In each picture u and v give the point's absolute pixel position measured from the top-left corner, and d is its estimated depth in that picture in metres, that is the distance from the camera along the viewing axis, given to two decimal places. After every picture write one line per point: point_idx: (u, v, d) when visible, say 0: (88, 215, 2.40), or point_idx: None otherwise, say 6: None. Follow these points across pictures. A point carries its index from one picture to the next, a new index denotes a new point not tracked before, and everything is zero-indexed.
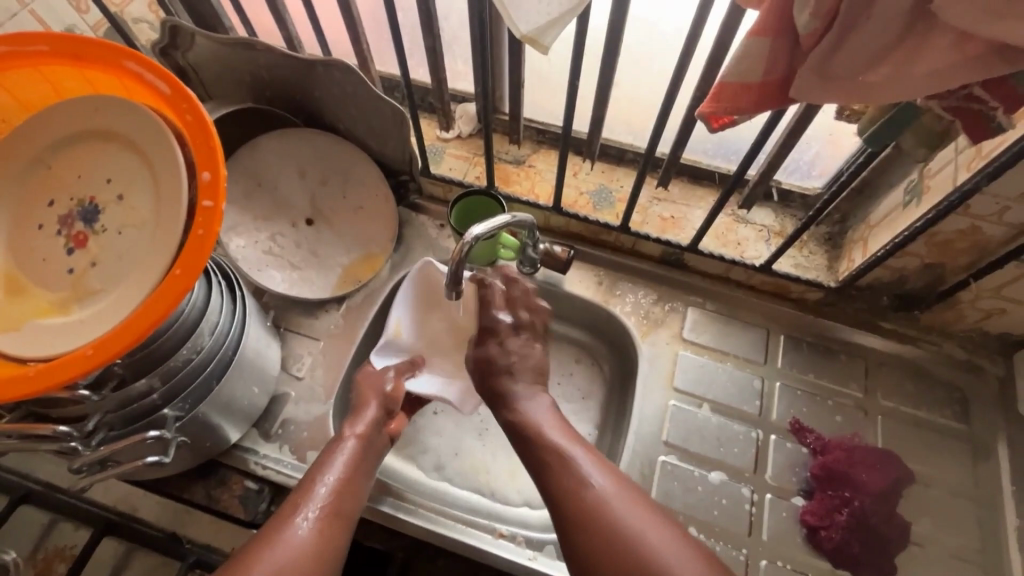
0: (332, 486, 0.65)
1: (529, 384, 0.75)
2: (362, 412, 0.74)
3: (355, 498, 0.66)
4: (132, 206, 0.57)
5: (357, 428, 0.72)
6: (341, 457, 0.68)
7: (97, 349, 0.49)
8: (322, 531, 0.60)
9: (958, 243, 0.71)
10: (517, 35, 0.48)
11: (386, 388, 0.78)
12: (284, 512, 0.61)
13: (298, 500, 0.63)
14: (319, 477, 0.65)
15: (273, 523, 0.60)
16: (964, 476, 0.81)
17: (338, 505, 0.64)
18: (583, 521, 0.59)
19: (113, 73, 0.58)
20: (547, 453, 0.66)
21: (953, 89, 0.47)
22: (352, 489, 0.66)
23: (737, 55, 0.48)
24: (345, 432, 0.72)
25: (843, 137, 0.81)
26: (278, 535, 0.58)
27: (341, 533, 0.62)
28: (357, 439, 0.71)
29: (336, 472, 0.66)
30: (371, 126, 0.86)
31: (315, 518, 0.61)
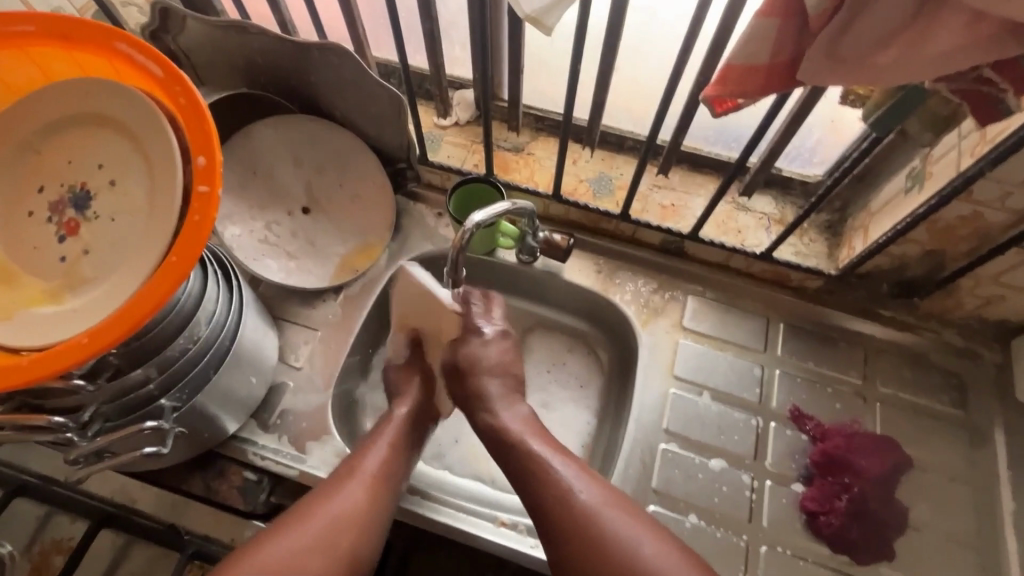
0: (374, 464, 0.69)
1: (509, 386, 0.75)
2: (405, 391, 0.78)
3: (398, 472, 0.71)
4: (126, 192, 0.56)
5: (404, 406, 0.76)
6: (383, 436, 0.72)
7: (93, 338, 0.48)
8: (365, 503, 0.65)
9: (960, 229, 0.71)
10: (521, 15, 0.47)
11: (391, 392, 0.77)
12: (328, 483, 0.66)
13: (341, 474, 0.67)
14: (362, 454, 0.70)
15: (316, 495, 0.65)
16: (962, 462, 0.81)
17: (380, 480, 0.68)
18: (568, 531, 0.61)
19: (102, 55, 0.56)
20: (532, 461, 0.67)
21: (963, 71, 0.46)
22: (395, 463, 0.70)
23: (744, 36, 0.47)
24: (392, 409, 0.76)
25: (845, 124, 0.80)
26: (314, 512, 0.63)
27: (383, 503, 0.67)
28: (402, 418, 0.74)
29: (379, 450, 0.70)
30: (368, 112, 0.85)
31: (358, 491, 0.66)
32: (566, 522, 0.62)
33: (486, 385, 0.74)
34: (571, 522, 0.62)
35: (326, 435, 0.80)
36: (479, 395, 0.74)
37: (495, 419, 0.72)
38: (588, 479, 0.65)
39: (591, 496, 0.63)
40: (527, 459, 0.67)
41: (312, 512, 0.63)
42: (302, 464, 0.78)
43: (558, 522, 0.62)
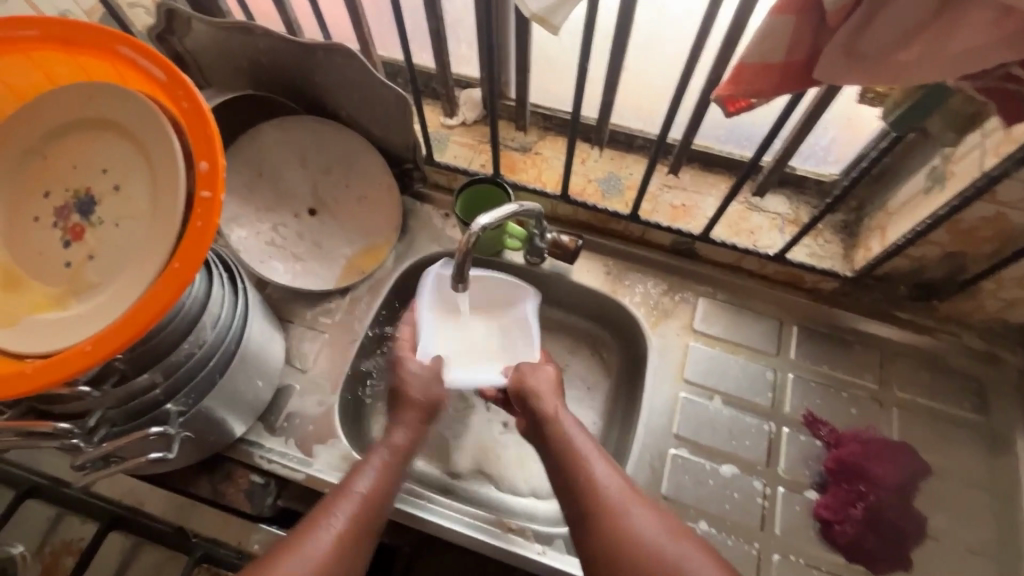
0: (362, 497, 0.64)
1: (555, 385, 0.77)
2: (400, 420, 0.74)
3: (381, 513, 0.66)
4: (129, 197, 0.55)
5: (400, 436, 0.72)
6: (374, 468, 0.68)
7: (96, 345, 0.48)
8: (346, 540, 0.61)
9: (983, 231, 0.69)
10: (527, 15, 0.46)
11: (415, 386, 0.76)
12: (314, 515, 0.62)
13: (330, 504, 0.63)
14: (351, 486, 0.65)
15: (302, 525, 0.61)
16: (982, 469, 0.79)
17: (365, 518, 0.63)
18: (604, 531, 0.61)
19: (106, 59, 0.56)
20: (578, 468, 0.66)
21: (988, 68, 0.44)
22: (380, 501, 0.66)
23: (758, 34, 0.45)
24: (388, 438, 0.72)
25: (862, 121, 0.78)
26: (302, 543, 0.59)
27: (361, 546, 0.62)
28: (392, 452, 0.70)
29: (368, 483, 0.66)
30: (374, 113, 0.84)
31: (342, 526, 0.61)
32: (608, 534, 0.60)
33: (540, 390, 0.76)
34: (613, 534, 0.60)
35: (333, 438, 0.80)
36: (534, 397, 0.75)
37: (544, 419, 0.73)
38: (631, 492, 0.64)
39: (635, 508, 0.62)
40: (571, 463, 0.67)
41: (302, 540, 0.59)
42: (308, 468, 0.78)
43: (600, 533, 0.61)
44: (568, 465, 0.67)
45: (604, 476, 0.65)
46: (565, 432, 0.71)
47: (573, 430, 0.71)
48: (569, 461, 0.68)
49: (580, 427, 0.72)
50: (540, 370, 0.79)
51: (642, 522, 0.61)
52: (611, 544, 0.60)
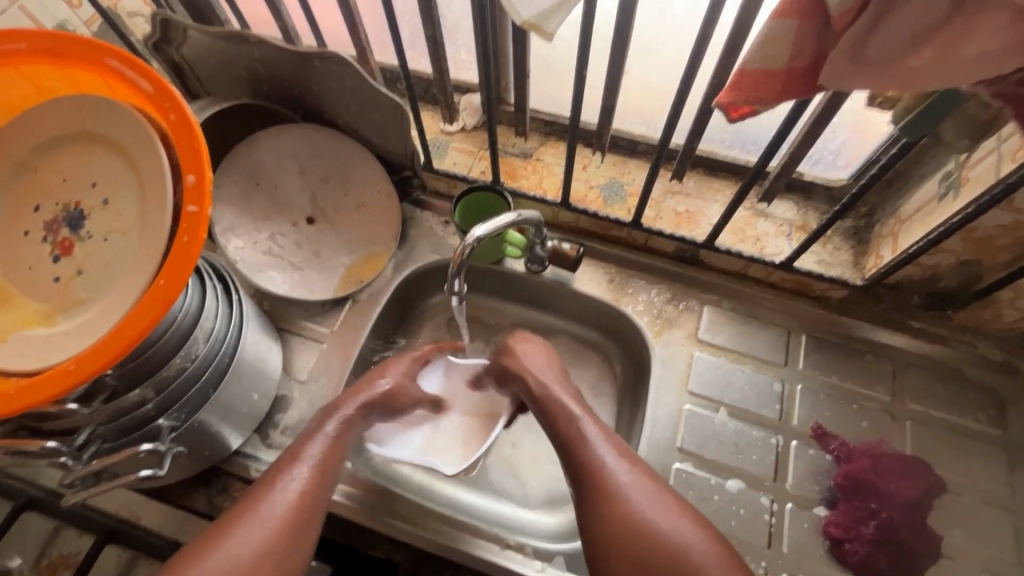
0: (315, 465, 0.64)
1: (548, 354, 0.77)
2: (350, 398, 0.72)
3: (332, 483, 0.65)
4: (118, 211, 0.55)
5: (347, 410, 0.70)
6: (324, 438, 0.67)
7: (80, 365, 0.47)
8: (302, 510, 0.61)
9: (999, 239, 0.66)
10: (517, 22, 0.44)
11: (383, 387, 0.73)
12: (266, 484, 0.62)
13: (284, 475, 0.63)
14: (304, 456, 0.65)
15: (255, 492, 0.62)
16: (1001, 485, 0.76)
17: (315, 492, 0.63)
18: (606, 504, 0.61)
19: (94, 72, 0.55)
20: (578, 442, 0.65)
21: (1004, 73, 0.41)
22: (330, 472, 0.65)
23: (760, 40, 0.43)
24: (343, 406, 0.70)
25: (872, 125, 0.75)
26: (260, 506, 0.60)
27: (313, 521, 0.62)
28: (341, 423, 0.69)
29: (320, 452, 0.65)
30: (372, 121, 0.83)
31: (298, 495, 0.62)
32: (606, 509, 0.61)
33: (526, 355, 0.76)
34: (620, 523, 0.60)
35: None
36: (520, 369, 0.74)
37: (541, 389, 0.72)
38: (632, 467, 0.64)
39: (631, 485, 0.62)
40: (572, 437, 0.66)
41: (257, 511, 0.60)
42: None
43: (598, 508, 0.61)
44: (568, 438, 0.66)
45: (603, 451, 0.64)
46: (567, 406, 0.69)
47: (569, 399, 0.70)
48: (575, 442, 0.66)
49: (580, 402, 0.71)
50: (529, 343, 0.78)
51: (639, 497, 0.61)
52: (621, 530, 0.59)
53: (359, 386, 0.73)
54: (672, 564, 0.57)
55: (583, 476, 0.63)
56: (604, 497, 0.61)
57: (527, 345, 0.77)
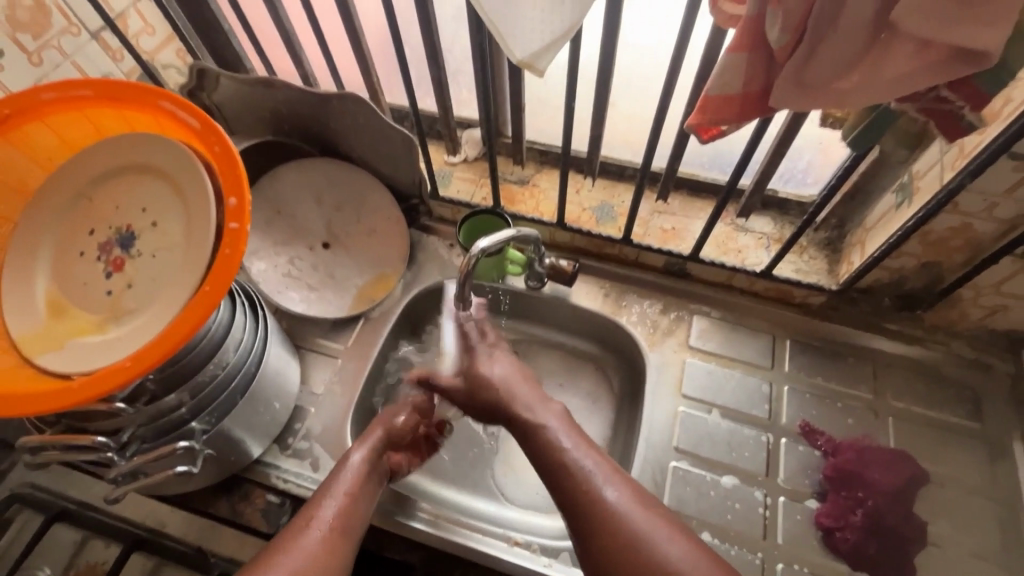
0: (345, 493, 0.68)
1: (530, 385, 0.76)
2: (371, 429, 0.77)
3: (364, 511, 0.69)
4: (165, 231, 0.62)
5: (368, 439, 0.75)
6: (352, 466, 0.71)
7: (135, 361, 0.53)
8: (333, 536, 0.64)
9: (952, 241, 0.73)
10: (515, 61, 0.53)
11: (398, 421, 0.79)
12: (302, 515, 0.66)
13: (317, 503, 0.67)
14: (332, 487, 0.69)
15: (293, 524, 0.65)
16: (982, 475, 0.80)
17: (349, 517, 0.67)
18: (601, 529, 0.60)
19: (148, 112, 0.64)
20: (570, 468, 0.64)
21: (922, 91, 0.50)
22: (360, 501, 0.69)
23: (718, 71, 0.52)
24: (358, 443, 0.75)
25: (833, 145, 0.84)
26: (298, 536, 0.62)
27: (350, 542, 0.65)
28: (366, 453, 0.73)
29: (345, 486, 0.69)
30: (383, 154, 0.92)
31: (332, 522, 0.65)
32: (613, 547, 0.59)
33: (509, 388, 0.75)
34: (615, 545, 0.58)
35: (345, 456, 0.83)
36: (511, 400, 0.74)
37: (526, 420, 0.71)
38: (623, 484, 0.63)
39: (637, 511, 0.60)
40: (559, 458, 0.66)
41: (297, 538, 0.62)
42: None
43: (602, 542, 0.59)
44: (560, 469, 0.65)
45: (594, 472, 0.64)
46: (554, 436, 0.68)
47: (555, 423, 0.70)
48: (562, 463, 0.65)
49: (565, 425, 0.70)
50: (498, 361, 0.79)
51: (648, 523, 0.59)
52: (616, 554, 0.58)
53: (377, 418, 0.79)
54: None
55: (584, 516, 0.61)
56: (609, 535, 0.59)
57: (495, 372, 0.77)
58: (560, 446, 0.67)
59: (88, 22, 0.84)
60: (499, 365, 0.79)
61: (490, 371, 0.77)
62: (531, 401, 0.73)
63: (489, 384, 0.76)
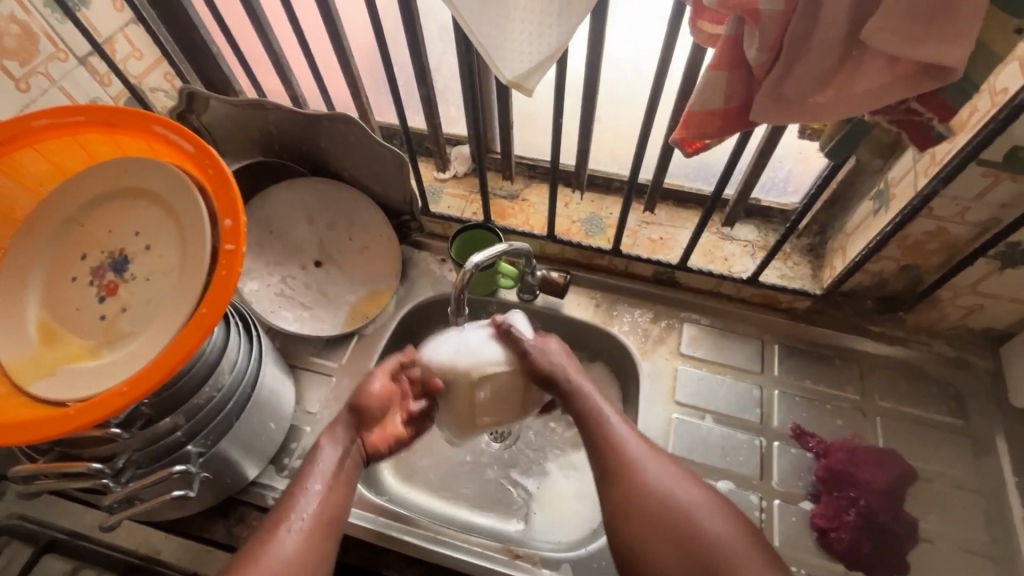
0: (316, 493, 0.68)
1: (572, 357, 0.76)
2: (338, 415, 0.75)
3: (342, 507, 0.69)
4: (159, 255, 0.62)
5: (334, 428, 0.73)
6: (319, 464, 0.70)
7: (132, 386, 0.53)
8: (308, 542, 0.64)
9: (929, 244, 0.76)
10: (503, 80, 0.55)
11: (376, 389, 0.74)
12: (272, 522, 0.66)
13: (285, 508, 0.66)
14: (302, 486, 0.68)
15: (265, 529, 0.65)
16: (968, 470, 0.83)
17: (324, 516, 0.67)
18: (625, 480, 0.68)
19: (141, 136, 0.64)
20: (599, 428, 0.71)
21: (893, 104, 0.52)
22: (336, 497, 0.68)
23: (700, 89, 0.54)
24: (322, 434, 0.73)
25: (812, 155, 0.87)
26: (268, 545, 0.63)
27: (328, 541, 0.66)
28: (333, 445, 0.72)
29: (319, 488, 0.68)
30: (374, 172, 0.93)
31: (304, 525, 0.65)
32: (632, 492, 0.67)
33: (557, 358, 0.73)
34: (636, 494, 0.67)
35: None
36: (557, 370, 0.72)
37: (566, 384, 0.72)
38: (645, 443, 0.71)
39: (655, 465, 0.69)
40: (592, 422, 0.71)
41: (268, 545, 0.63)
42: None
43: (624, 491, 0.67)
44: (592, 426, 0.71)
45: (623, 434, 0.71)
46: (590, 394, 0.73)
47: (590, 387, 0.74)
48: (594, 423, 0.71)
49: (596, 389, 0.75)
50: (549, 342, 0.75)
51: (665, 476, 0.68)
52: (636, 501, 0.67)
53: (357, 397, 0.74)
54: (684, 523, 0.65)
55: (611, 466, 0.69)
56: (631, 480, 0.67)
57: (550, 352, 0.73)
58: (593, 404, 0.72)
59: (76, 48, 0.84)
60: (547, 350, 0.73)
61: (542, 357, 0.71)
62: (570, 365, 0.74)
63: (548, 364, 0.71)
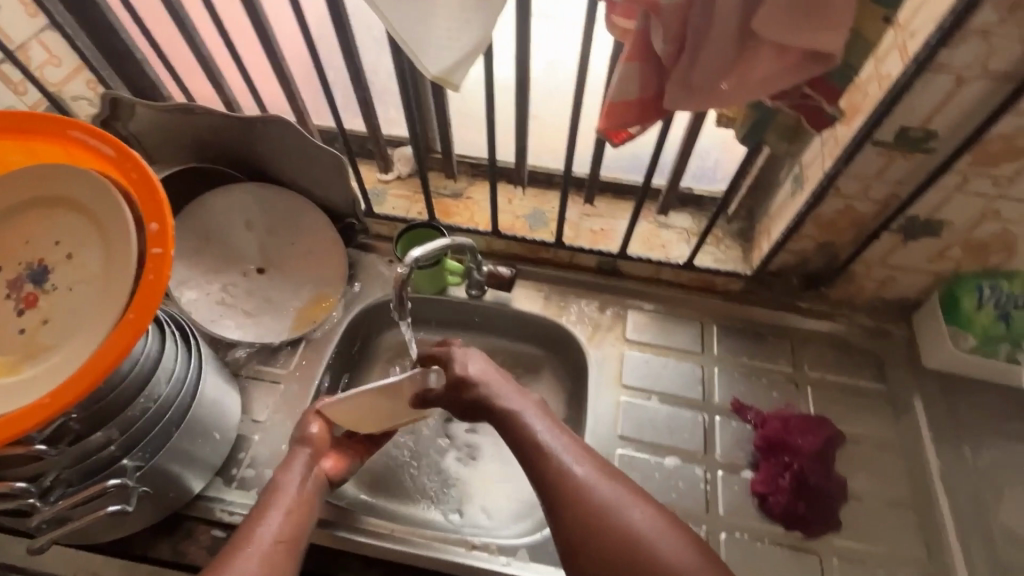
0: (285, 514, 0.66)
1: (506, 382, 0.76)
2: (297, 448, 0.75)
3: (304, 530, 0.67)
4: (82, 264, 0.60)
5: (301, 457, 0.73)
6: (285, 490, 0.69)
7: (56, 397, 0.51)
8: (276, 556, 0.62)
9: (840, 222, 0.82)
10: (430, 76, 0.56)
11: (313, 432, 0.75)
12: (234, 544, 0.62)
13: (250, 529, 0.64)
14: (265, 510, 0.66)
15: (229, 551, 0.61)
16: (890, 430, 0.89)
17: (291, 532, 0.65)
18: (574, 507, 0.62)
19: (58, 144, 0.63)
20: (543, 454, 0.66)
21: (790, 89, 0.57)
22: (302, 517, 0.68)
23: (616, 80, 0.57)
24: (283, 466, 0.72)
25: (735, 142, 0.92)
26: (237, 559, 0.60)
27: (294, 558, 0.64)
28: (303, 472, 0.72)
29: (284, 504, 0.68)
30: (313, 175, 0.92)
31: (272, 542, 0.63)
32: (581, 519, 0.61)
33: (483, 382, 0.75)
34: (587, 521, 0.61)
35: None
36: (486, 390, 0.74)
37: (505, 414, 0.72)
38: (595, 464, 0.66)
39: (607, 487, 0.63)
40: (533, 447, 0.67)
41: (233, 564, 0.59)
42: None
43: (575, 519, 0.61)
44: (534, 453, 0.67)
45: (568, 457, 0.66)
46: (526, 418, 0.71)
47: (531, 415, 0.71)
48: (535, 449, 0.67)
49: (539, 415, 0.72)
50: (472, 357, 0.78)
51: (618, 499, 0.62)
52: (588, 529, 0.61)
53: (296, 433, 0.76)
54: (639, 550, 0.59)
55: (557, 492, 0.63)
56: (578, 510, 0.62)
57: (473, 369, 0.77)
58: (533, 428, 0.69)
59: None
60: (467, 366, 0.77)
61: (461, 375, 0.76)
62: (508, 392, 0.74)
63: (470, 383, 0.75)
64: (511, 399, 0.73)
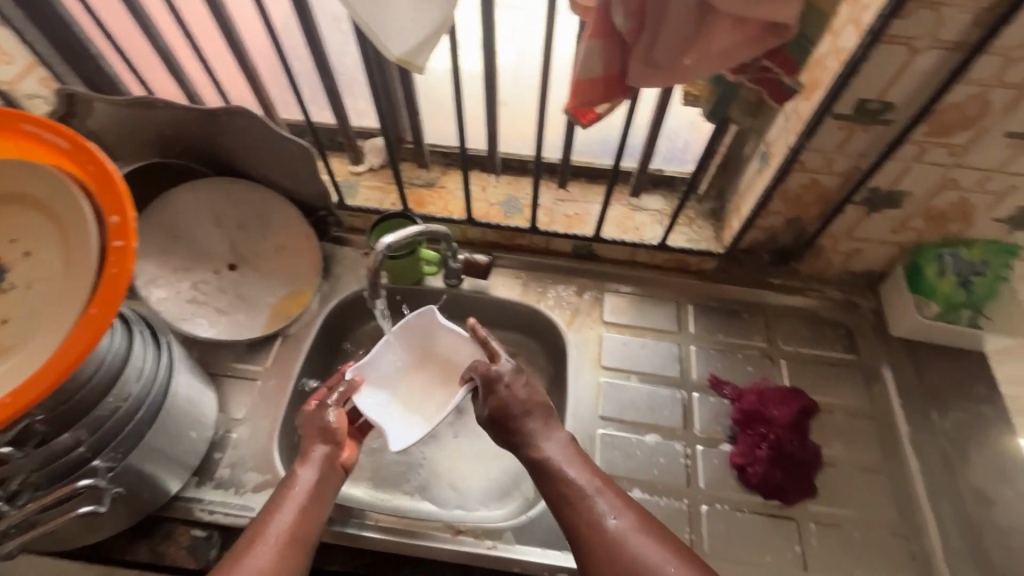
0: (293, 521, 0.66)
1: (546, 418, 0.76)
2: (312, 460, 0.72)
3: (310, 538, 0.66)
4: (40, 261, 0.58)
5: (316, 465, 0.72)
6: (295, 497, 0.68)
7: (17, 397, 0.50)
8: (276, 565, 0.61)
9: (807, 197, 0.84)
10: (394, 58, 0.55)
11: (330, 420, 0.75)
12: (236, 553, 0.62)
13: (254, 537, 0.64)
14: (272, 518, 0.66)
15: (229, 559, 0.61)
16: (861, 398, 0.92)
17: (296, 537, 0.65)
18: (605, 558, 0.62)
19: (10, 140, 0.61)
20: (578, 505, 0.67)
21: (749, 62, 0.58)
22: (310, 525, 0.67)
23: (580, 58, 0.57)
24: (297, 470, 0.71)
25: (701, 123, 0.93)
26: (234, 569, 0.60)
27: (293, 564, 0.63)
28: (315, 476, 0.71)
29: (292, 515, 0.66)
30: (282, 168, 0.91)
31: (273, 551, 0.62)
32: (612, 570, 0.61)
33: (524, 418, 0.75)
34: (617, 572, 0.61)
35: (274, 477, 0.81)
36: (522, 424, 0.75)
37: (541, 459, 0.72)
38: (630, 516, 0.66)
39: (640, 540, 0.63)
40: (568, 494, 0.68)
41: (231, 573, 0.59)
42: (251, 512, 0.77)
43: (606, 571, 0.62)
44: (569, 503, 0.67)
45: (603, 510, 0.66)
46: (564, 465, 0.71)
47: (568, 463, 0.71)
48: (570, 499, 0.68)
49: (576, 462, 0.71)
50: (516, 377, 0.78)
51: (651, 553, 0.62)
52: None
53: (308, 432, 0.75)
54: None
55: (589, 542, 0.64)
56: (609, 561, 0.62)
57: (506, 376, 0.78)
58: (569, 475, 0.69)
59: None
60: (515, 388, 0.77)
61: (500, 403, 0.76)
62: (545, 436, 0.74)
63: (513, 411, 0.75)
64: (547, 444, 0.73)
